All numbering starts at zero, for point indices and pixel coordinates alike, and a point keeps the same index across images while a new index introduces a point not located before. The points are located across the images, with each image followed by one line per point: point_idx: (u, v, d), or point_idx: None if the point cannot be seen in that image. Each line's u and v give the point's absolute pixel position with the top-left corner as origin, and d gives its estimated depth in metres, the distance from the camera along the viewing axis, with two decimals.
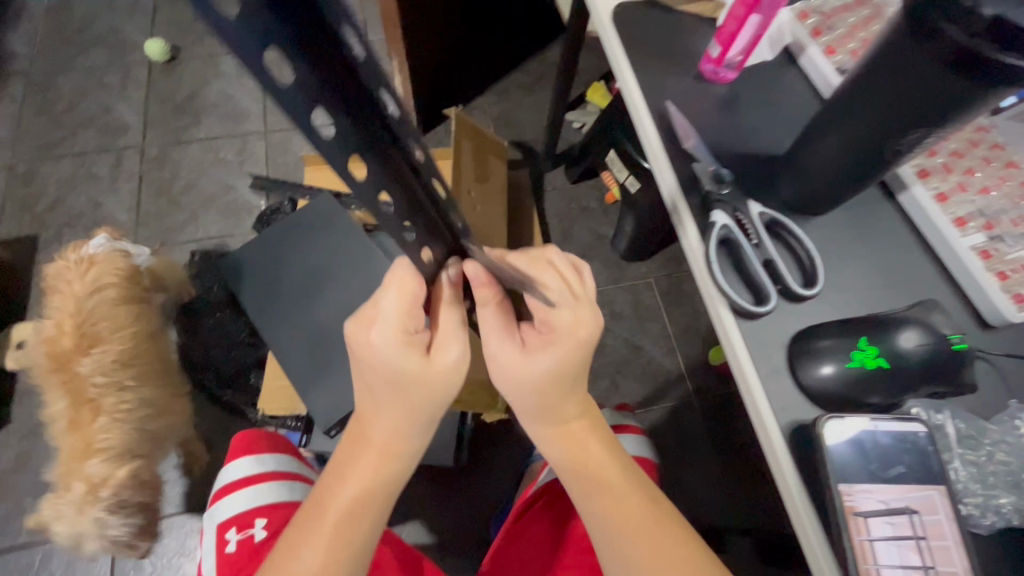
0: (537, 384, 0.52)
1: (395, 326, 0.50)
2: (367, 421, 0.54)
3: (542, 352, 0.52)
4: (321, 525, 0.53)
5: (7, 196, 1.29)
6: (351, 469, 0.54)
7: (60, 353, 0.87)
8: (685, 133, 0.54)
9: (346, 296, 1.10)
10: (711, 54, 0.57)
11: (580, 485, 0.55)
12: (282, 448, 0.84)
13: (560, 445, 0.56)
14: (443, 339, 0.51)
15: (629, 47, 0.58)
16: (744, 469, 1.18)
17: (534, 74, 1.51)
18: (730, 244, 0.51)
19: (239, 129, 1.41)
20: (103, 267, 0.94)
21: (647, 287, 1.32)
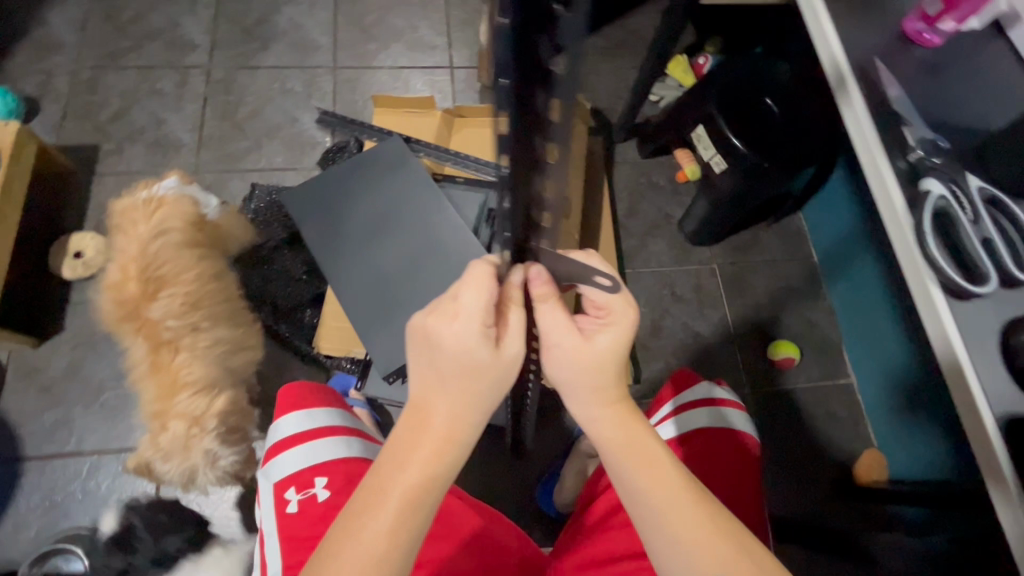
0: (602, 362, 0.49)
1: (472, 314, 0.45)
2: (425, 406, 0.46)
3: (599, 332, 0.50)
4: (375, 515, 0.43)
5: (70, 101, 1.26)
6: (405, 455, 0.45)
7: (127, 299, 0.88)
8: (894, 96, 0.69)
9: (410, 242, 1.06)
10: (926, 15, 0.71)
11: (638, 468, 0.47)
12: (329, 399, 0.74)
13: (611, 424, 0.49)
14: (512, 330, 0.47)
15: (855, 23, 0.73)
16: (804, 467, 1.12)
17: (615, 39, 1.44)
18: (946, 219, 0.62)
19: (308, 60, 1.36)
20: (171, 211, 0.94)
21: (711, 273, 1.26)
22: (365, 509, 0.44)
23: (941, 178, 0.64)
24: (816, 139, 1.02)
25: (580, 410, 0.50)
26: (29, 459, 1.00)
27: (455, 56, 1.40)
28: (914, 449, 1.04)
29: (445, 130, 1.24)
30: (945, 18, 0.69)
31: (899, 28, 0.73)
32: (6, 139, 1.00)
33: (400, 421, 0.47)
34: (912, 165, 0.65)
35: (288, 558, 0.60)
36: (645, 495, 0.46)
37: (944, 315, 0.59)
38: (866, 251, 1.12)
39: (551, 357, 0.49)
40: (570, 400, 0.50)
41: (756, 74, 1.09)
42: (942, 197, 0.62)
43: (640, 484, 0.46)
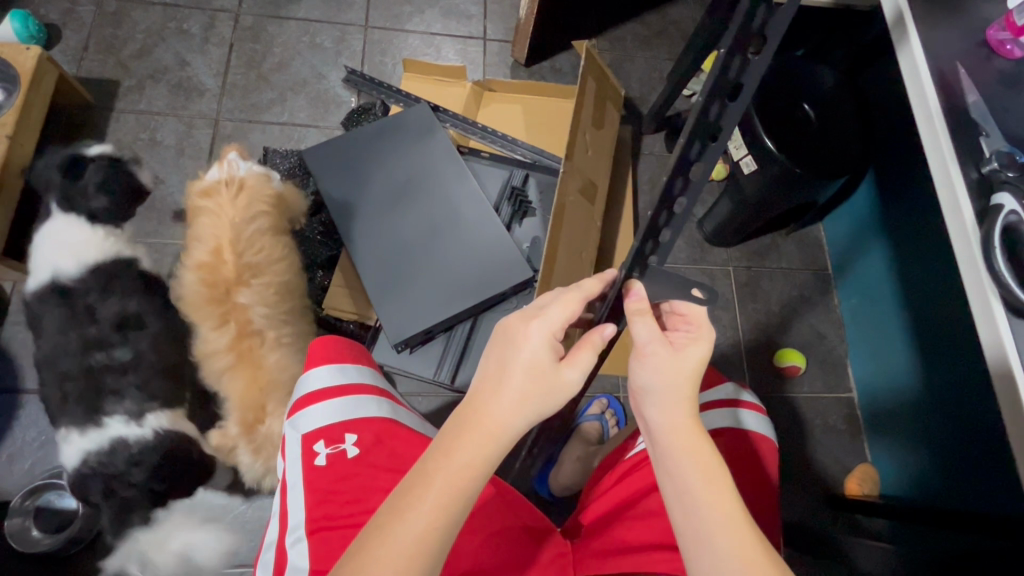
0: (685, 376, 0.50)
1: (552, 325, 0.49)
2: (483, 399, 0.47)
3: (690, 343, 0.52)
4: (419, 495, 0.43)
5: (92, 33, 1.22)
6: (454, 443, 0.45)
7: (220, 281, 0.86)
8: (973, 104, 0.64)
9: (433, 213, 1.04)
10: (1014, 24, 0.67)
11: (703, 479, 0.46)
12: (361, 357, 0.73)
13: (684, 435, 0.48)
14: (578, 359, 0.49)
15: (938, 26, 0.69)
16: (798, 477, 1.12)
17: (653, 28, 1.41)
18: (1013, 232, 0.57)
19: (341, 16, 1.32)
20: (253, 192, 0.91)
21: (725, 275, 1.25)
22: (410, 490, 0.44)
23: (1016, 193, 0.58)
24: (852, 148, 1.00)
25: (658, 415, 0.49)
26: (29, 392, 0.99)
27: (489, 27, 1.36)
28: (906, 465, 1.05)
29: (473, 103, 1.20)
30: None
31: (981, 36, 0.70)
32: (27, 64, 0.98)
33: (455, 411, 0.47)
34: (983, 177, 0.61)
35: (313, 510, 0.60)
36: (704, 508, 0.45)
37: (1003, 334, 0.54)
38: (887, 268, 1.10)
39: (639, 362, 0.51)
40: (650, 407, 0.50)
41: (798, 75, 1.05)
42: (1014, 212, 0.56)
43: (702, 498, 0.45)
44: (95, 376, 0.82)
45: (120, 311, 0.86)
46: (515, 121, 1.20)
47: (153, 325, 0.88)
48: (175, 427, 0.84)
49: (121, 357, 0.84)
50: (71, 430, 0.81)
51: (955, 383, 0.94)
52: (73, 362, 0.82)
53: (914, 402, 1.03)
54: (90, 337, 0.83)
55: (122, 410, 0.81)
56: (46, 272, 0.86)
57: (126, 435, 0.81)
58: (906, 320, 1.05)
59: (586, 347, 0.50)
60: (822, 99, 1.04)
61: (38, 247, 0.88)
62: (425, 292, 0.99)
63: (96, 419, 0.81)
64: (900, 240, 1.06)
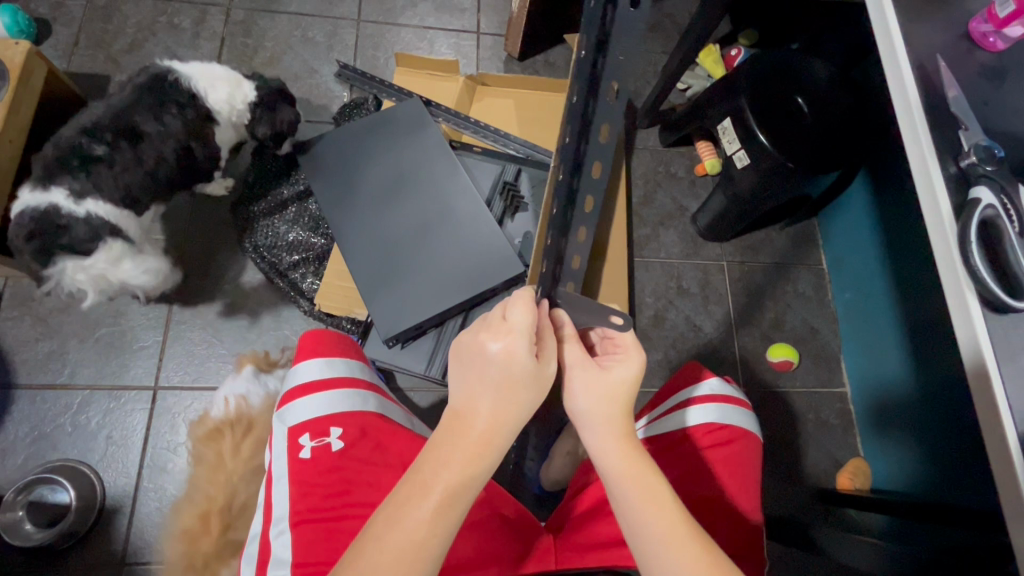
0: (618, 395, 0.50)
1: (524, 331, 0.47)
2: (468, 409, 0.46)
3: (616, 364, 0.52)
4: (414, 510, 0.43)
5: (83, 27, 1.22)
6: (448, 453, 0.44)
7: (200, 554, 0.71)
8: (953, 102, 0.64)
9: (424, 208, 1.04)
10: (997, 15, 0.68)
11: (641, 500, 0.46)
12: (349, 351, 0.73)
13: (620, 458, 0.48)
14: (550, 350, 0.49)
15: (927, 16, 0.69)
16: (790, 472, 1.12)
17: (648, 21, 1.40)
18: (990, 225, 0.57)
19: (333, 10, 1.31)
20: (260, 433, 0.83)
21: (719, 269, 1.25)
22: (405, 501, 0.43)
23: (992, 188, 0.59)
24: (847, 143, 1.00)
25: (594, 441, 0.49)
26: (21, 387, 0.99)
27: (482, 21, 1.36)
28: (898, 458, 1.05)
29: (466, 97, 1.19)
30: (1016, 21, 0.67)
31: (964, 28, 0.69)
32: (16, 59, 0.97)
33: (442, 421, 0.47)
34: (962, 171, 0.60)
35: (297, 502, 0.60)
36: (650, 523, 0.45)
37: (978, 330, 0.54)
38: (880, 263, 1.10)
39: (569, 390, 0.51)
40: (589, 434, 0.50)
41: (790, 68, 1.04)
42: (991, 206, 0.56)
43: (646, 519, 0.45)
44: (70, 153, 0.83)
45: (133, 124, 0.87)
46: (507, 115, 1.20)
47: (150, 149, 0.88)
48: (111, 219, 0.86)
49: (107, 155, 0.85)
50: (27, 186, 0.83)
51: (948, 378, 0.94)
52: (67, 136, 0.85)
53: (907, 396, 1.03)
54: (99, 123, 0.86)
55: (70, 185, 0.83)
56: (183, 70, 0.93)
57: (63, 208, 0.82)
58: (899, 314, 1.05)
59: (546, 336, 0.50)
60: (816, 92, 1.02)
61: (200, 64, 0.96)
62: (416, 287, 0.99)
63: (41, 185, 0.82)
64: (893, 234, 1.06)
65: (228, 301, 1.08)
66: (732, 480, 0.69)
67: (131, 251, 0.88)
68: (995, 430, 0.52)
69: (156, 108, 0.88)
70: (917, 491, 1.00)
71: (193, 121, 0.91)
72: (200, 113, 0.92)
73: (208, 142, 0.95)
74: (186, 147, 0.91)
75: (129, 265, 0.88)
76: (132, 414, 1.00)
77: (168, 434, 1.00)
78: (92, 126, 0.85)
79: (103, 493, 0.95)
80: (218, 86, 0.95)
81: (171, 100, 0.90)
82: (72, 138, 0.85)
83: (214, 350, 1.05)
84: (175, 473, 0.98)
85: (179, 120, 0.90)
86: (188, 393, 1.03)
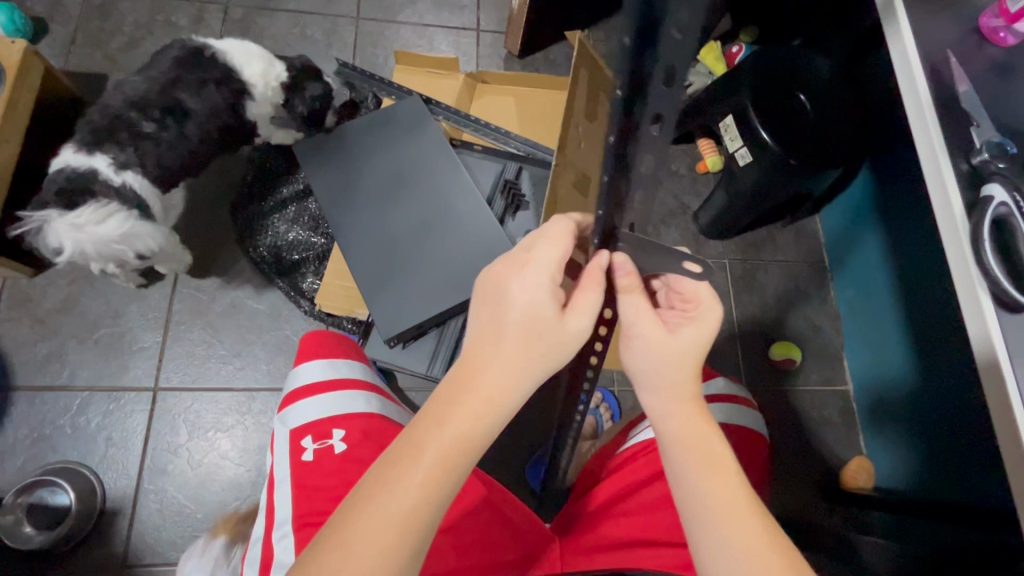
0: (683, 359, 0.49)
1: (548, 266, 0.46)
2: (478, 358, 0.46)
3: (684, 325, 0.50)
4: (407, 471, 0.42)
5: (80, 25, 1.21)
6: (453, 409, 0.44)
7: None
8: (964, 99, 0.63)
9: (425, 207, 1.03)
10: (1007, 11, 0.67)
11: (697, 464, 0.47)
12: (351, 352, 0.73)
13: (679, 419, 0.49)
14: (584, 302, 0.46)
15: (936, 12, 0.68)
16: (793, 471, 1.11)
17: None
18: (1003, 223, 0.57)
19: (332, 8, 1.30)
20: None
21: (721, 267, 1.24)
22: (401, 460, 0.43)
23: (1005, 185, 0.58)
24: (849, 142, 0.99)
25: (653, 400, 0.50)
26: (20, 389, 0.99)
27: (482, 18, 1.35)
28: (901, 456, 1.04)
29: (467, 95, 1.18)
30: None
31: (973, 24, 0.69)
32: (13, 58, 0.96)
33: (451, 372, 0.46)
34: (974, 168, 0.60)
35: (299, 506, 0.59)
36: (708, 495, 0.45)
37: (991, 328, 0.54)
38: (883, 260, 1.10)
39: (629, 346, 0.50)
40: (649, 392, 0.50)
41: (794, 65, 1.04)
42: (1004, 204, 0.56)
43: (696, 482, 0.46)
44: (116, 124, 0.84)
45: (176, 100, 0.86)
46: (508, 113, 1.19)
47: (195, 127, 0.88)
48: (145, 193, 0.86)
49: (154, 131, 0.85)
50: (70, 147, 0.83)
51: (954, 376, 0.93)
52: (115, 105, 0.85)
53: (910, 394, 1.03)
54: (146, 97, 0.85)
55: (114, 154, 0.83)
56: (218, 45, 0.92)
57: (101, 175, 0.82)
58: (902, 311, 1.05)
59: (590, 281, 0.46)
60: (818, 90, 1.02)
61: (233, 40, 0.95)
62: (418, 286, 0.99)
63: (87, 150, 0.82)
64: (898, 231, 1.05)
65: (228, 301, 1.08)
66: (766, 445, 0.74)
67: (128, 211, 0.82)
68: (1008, 429, 0.52)
69: (197, 83, 0.88)
70: (922, 489, 0.99)
71: (231, 98, 0.92)
72: (235, 88, 0.92)
73: (243, 117, 0.95)
74: (224, 123, 0.92)
75: (118, 223, 0.81)
76: (132, 415, 1.00)
77: (168, 436, 1.00)
78: (140, 100, 0.85)
79: (103, 496, 0.95)
80: (252, 62, 0.94)
81: (207, 76, 0.89)
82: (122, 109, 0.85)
83: (214, 350, 1.05)
84: (176, 474, 0.98)
85: (217, 96, 0.90)
86: (189, 395, 1.02)
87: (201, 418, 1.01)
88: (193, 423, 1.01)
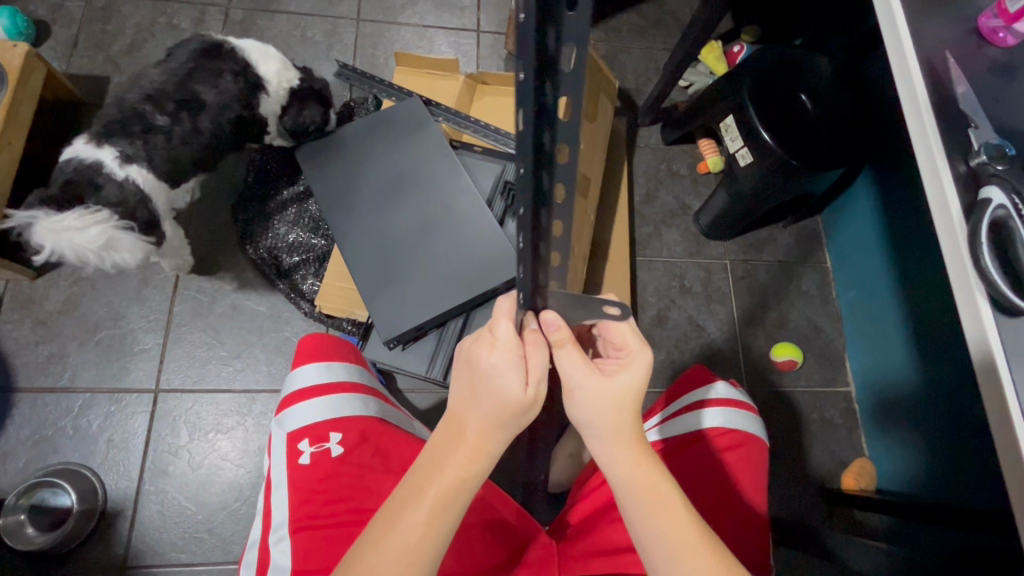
0: (622, 404, 0.48)
1: (508, 345, 0.44)
2: (461, 418, 0.46)
3: (620, 369, 0.49)
4: (400, 528, 0.44)
5: (82, 28, 1.21)
6: (443, 458, 0.45)
7: None
8: (966, 104, 0.63)
9: (425, 209, 1.03)
10: (1007, 11, 0.66)
11: (652, 513, 0.47)
12: (348, 355, 0.73)
13: (626, 468, 0.48)
14: (536, 365, 0.44)
15: (936, 12, 0.68)
16: (794, 474, 1.11)
17: (649, 18, 1.39)
18: (1002, 225, 0.56)
19: (332, 9, 1.30)
20: None
21: (722, 268, 1.24)
22: (400, 506, 0.45)
23: (1003, 187, 0.58)
24: (846, 141, 0.99)
25: (600, 448, 0.49)
26: (22, 390, 0.99)
27: (482, 19, 1.35)
28: (902, 456, 1.04)
29: (466, 96, 1.18)
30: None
31: (973, 24, 0.69)
32: (14, 61, 0.97)
33: (440, 424, 0.47)
34: (972, 170, 0.60)
35: (297, 509, 0.60)
36: (660, 538, 0.46)
37: (988, 328, 0.53)
38: (885, 261, 1.09)
39: (570, 398, 0.49)
40: (594, 439, 0.49)
41: (796, 64, 1.03)
42: (1002, 206, 0.55)
43: (651, 527, 0.47)
44: (132, 117, 0.84)
45: (194, 93, 0.87)
46: (508, 113, 1.19)
47: (207, 121, 0.88)
48: (149, 189, 0.85)
49: (167, 125, 0.85)
50: (82, 138, 0.84)
51: (955, 376, 0.93)
52: (131, 99, 0.86)
53: (914, 396, 1.02)
54: (162, 91, 0.86)
55: (121, 147, 0.83)
56: (237, 42, 0.94)
57: (106, 167, 0.82)
58: (905, 313, 1.04)
59: (533, 349, 0.45)
60: (819, 89, 1.01)
61: (253, 42, 0.98)
62: (416, 288, 0.99)
63: (97, 142, 0.83)
64: (899, 231, 1.05)
65: (228, 303, 1.08)
66: (748, 479, 0.69)
67: (111, 222, 0.82)
68: (1005, 434, 0.51)
69: (214, 75, 0.89)
70: (924, 490, 0.99)
71: (246, 90, 0.92)
72: (251, 80, 0.93)
73: (257, 111, 0.95)
74: (237, 115, 0.92)
75: (99, 232, 0.81)
76: (133, 417, 1.00)
77: (169, 437, 1.00)
78: (156, 92, 0.86)
79: (104, 497, 0.95)
80: (270, 61, 0.96)
81: (226, 68, 0.91)
82: (140, 99, 0.85)
83: (215, 352, 1.05)
84: (177, 475, 0.98)
85: (233, 87, 0.91)
86: (189, 396, 1.02)
87: (202, 420, 1.01)
88: (194, 424, 1.01)
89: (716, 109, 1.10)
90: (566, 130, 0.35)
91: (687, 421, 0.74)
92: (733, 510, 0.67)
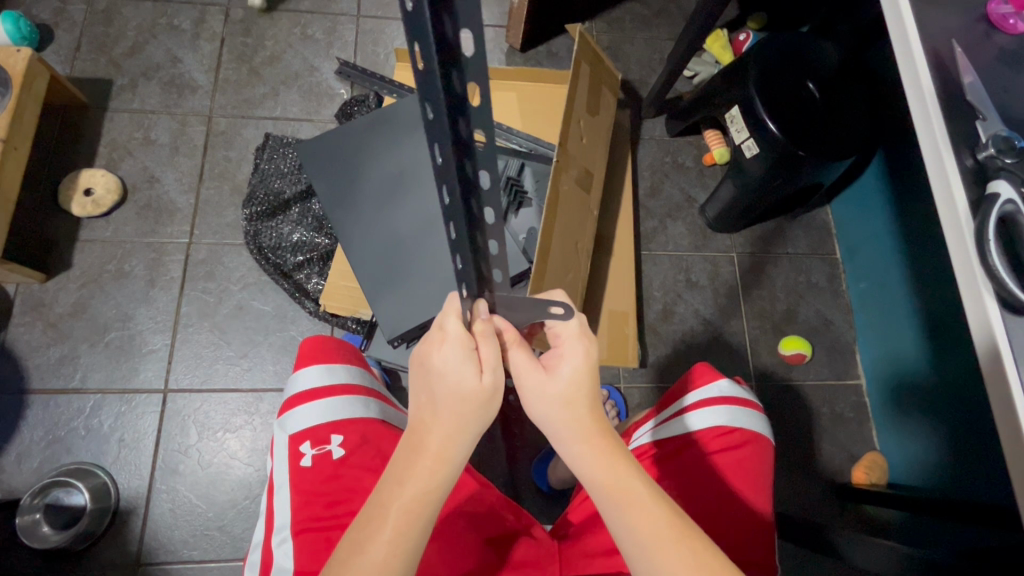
0: (582, 399, 0.50)
1: (460, 339, 0.47)
2: (422, 427, 0.47)
3: (572, 361, 0.52)
4: (369, 545, 0.43)
5: (84, 32, 1.22)
6: (404, 473, 0.45)
7: None
8: (982, 105, 0.60)
9: (426, 207, 1.02)
10: None
11: (618, 507, 0.47)
12: (350, 356, 0.73)
13: (594, 468, 0.48)
14: (489, 354, 0.47)
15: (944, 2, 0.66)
16: (804, 465, 1.10)
17: (653, 8, 1.37)
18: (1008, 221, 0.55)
19: (332, 6, 1.29)
20: None
21: (729, 261, 1.22)
22: (365, 525, 0.44)
23: (1012, 181, 0.56)
24: (859, 128, 0.97)
25: (567, 450, 0.49)
26: (34, 392, 1.01)
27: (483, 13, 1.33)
28: (915, 451, 1.02)
29: None
30: None
31: (982, 11, 0.67)
32: (18, 66, 0.98)
33: (403, 437, 0.47)
34: (979, 164, 0.58)
35: (299, 511, 0.60)
36: (628, 531, 0.46)
37: (994, 326, 0.52)
38: (894, 252, 1.07)
39: (559, 404, 0.50)
40: (553, 436, 0.50)
41: (803, 54, 1.01)
42: (1010, 201, 0.54)
43: (622, 524, 0.46)
44: None
45: None
46: (509, 107, 1.17)
47: None
48: None
49: None
50: None
51: (966, 366, 0.91)
52: None
53: (924, 390, 1.00)
54: None
55: None
56: None
57: None
58: (917, 305, 1.02)
59: (483, 340, 0.48)
60: (825, 77, 0.99)
61: None
62: (418, 288, 0.98)
63: None
64: (911, 222, 1.02)
65: (236, 303, 1.09)
66: (743, 484, 0.68)
67: None
68: (1011, 434, 0.50)
69: None
70: (933, 485, 0.97)
71: None
72: None
73: None
74: None
75: None
76: (143, 417, 1.01)
77: (179, 436, 1.01)
78: None
79: (117, 496, 0.97)
80: None
81: None
82: None
83: (221, 352, 1.06)
84: (187, 474, 1.00)
85: None
86: (197, 396, 1.04)
87: (210, 420, 1.03)
88: (203, 424, 1.02)
89: (720, 103, 1.08)
90: (482, 125, 0.39)
91: (676, 425, 0.73)
92: (727, 518, 0.66)
